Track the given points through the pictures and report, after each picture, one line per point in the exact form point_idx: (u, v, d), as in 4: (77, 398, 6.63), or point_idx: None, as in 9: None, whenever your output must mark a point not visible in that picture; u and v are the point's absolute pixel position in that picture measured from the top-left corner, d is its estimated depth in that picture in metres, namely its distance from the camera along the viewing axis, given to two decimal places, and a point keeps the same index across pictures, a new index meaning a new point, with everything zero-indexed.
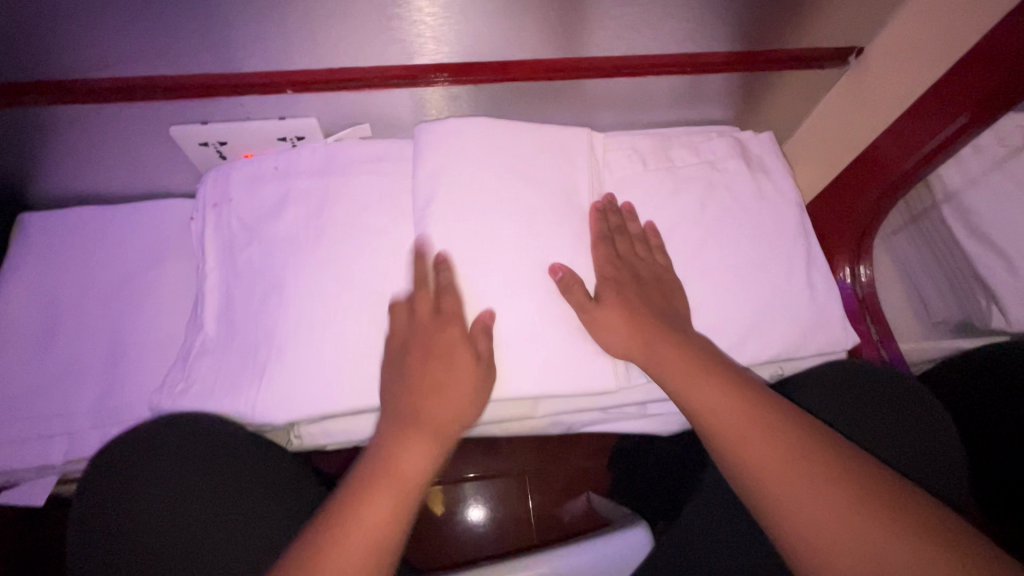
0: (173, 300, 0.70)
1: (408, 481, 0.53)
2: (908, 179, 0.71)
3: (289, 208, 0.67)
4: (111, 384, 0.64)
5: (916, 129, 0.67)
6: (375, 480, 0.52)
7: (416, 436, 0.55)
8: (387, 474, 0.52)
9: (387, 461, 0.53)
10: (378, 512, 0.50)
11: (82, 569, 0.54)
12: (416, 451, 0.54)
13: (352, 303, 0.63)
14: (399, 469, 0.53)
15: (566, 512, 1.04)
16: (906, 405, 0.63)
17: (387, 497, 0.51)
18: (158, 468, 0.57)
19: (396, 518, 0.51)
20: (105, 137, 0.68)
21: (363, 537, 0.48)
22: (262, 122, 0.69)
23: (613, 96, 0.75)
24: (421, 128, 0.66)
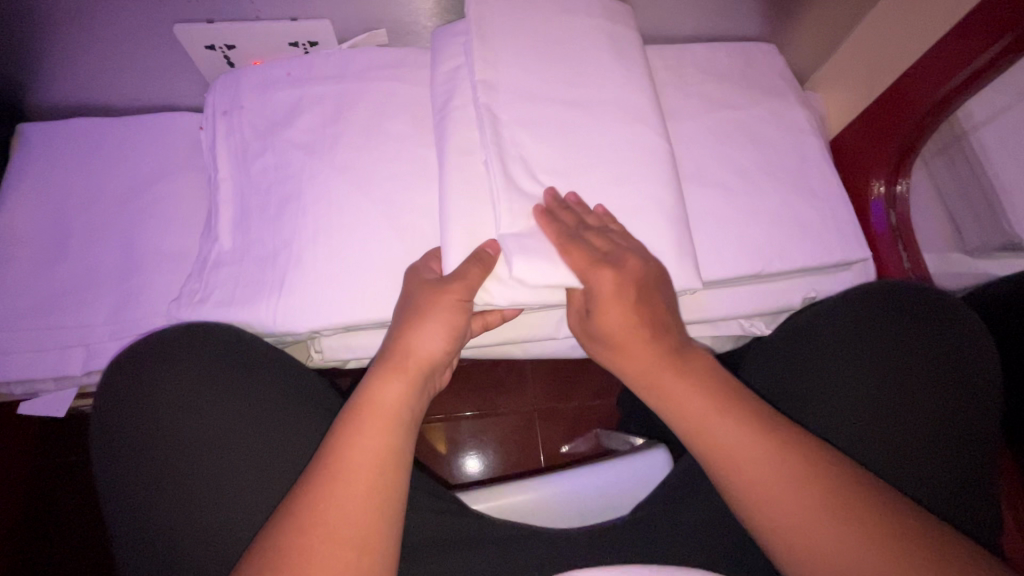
0: (185, 213, 0.67)
1: (393, 419, 0.47)
2: (941, 110, 0.63)
3: (302, 114, 0.63)
4: (127, 296, 0.63)
5: (956, 58, 0.60)
6: (353, 420, 0.47)
7: (394, 373, 0.49)
8: (366, 414, 0.47)
9: (367, 402, 0.48)
10: (367, 452, 0.45)
11: (105, 473, 0.53)
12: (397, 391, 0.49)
13: (368, 219, 0.59)
14: (378, 406, 0.47)
15: (573, 446, 1.05)
16: (938, 361, 0.57)
17: (374, 437, 0.46)
18: (173, 378, 0.54)
19: (385, 455, 0.45)
20: (105, 36, 0.63)
21: (351, 477, 0.43)
22: (272, 23, 0.63)
23: (644, 5, 0.70)
24: (447, 30, 0.61)
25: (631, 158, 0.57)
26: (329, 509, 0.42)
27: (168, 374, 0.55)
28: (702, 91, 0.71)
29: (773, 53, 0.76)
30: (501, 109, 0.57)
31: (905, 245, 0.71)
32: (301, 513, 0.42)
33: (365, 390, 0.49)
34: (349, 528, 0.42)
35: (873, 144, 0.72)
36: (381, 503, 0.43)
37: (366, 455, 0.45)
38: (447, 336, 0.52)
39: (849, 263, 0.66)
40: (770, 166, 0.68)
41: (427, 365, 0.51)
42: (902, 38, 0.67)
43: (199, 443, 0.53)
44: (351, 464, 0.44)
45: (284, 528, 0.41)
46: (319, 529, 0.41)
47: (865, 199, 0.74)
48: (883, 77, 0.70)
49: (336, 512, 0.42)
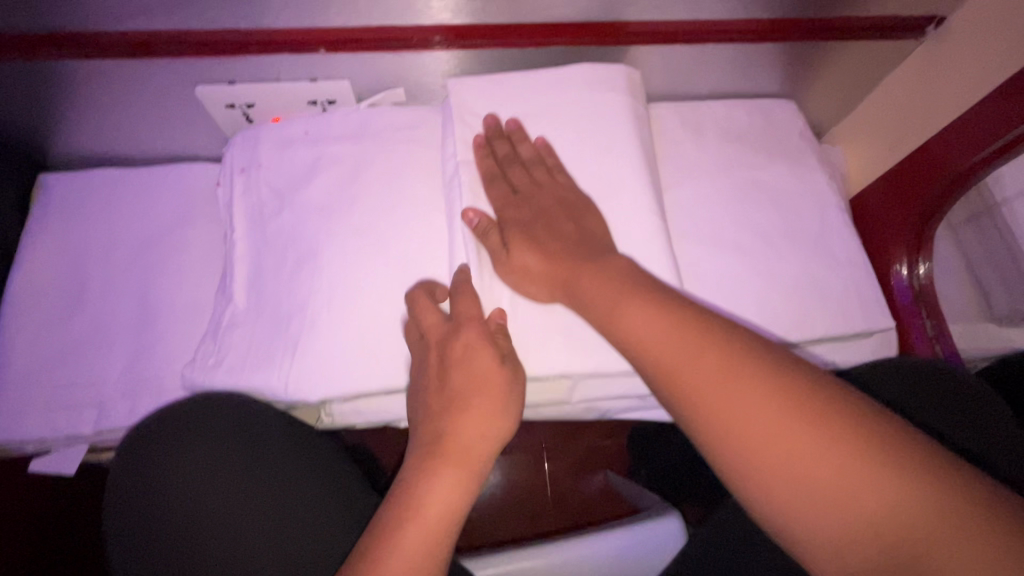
0: (200, 269, 0.67)
1: (442, 521, 0.44)
2: (966, 181, 0.62)
3: (320, 174, 0.63)
4: (140, 354, 0.63)
5: (980, 130, 0.59)
6: (397, 520, 0.44)
7: (453, 470, 0.46)
8: (413, 514, 0.44)
9: (414, 500, 0.45)
10: (405, 557, 0.42)
11: (118, 551, 0.52)
12: (449, 490, 0.45)
13: (381, 286, 0.59)
14: (426, 507, 0.44)
15: (582, 490, 1.03)
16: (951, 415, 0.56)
17: (418, 541, 0.42)
18: (190, 454, 0.55)
19: (427, 562, 0.42)
20: (126, 95, 0.64)
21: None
22: (292, 84, 0.64)
23: (663, 64, 0.69)
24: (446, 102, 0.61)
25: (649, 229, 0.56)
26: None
27: (184, 450, 0.55)
28: (721, 151, 0.70)
29: (792, 110, 0.75)
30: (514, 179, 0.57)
31: (930, 313, 0.69)
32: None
33: (416, 488, 0.45)
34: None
35: (894, 208, 0.71)
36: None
37: (408, 562, 0.41)
38: (487, 423, 0.48)
39: (871, 333, 0.64)
40: (789, 229, 0.67)
41: (484, 462, 0.48)
42: (925, 103, 0.67)
43: (214, 522, 0.52)
44: (387, 569, 0.41)
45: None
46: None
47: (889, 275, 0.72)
48: (907, 139, 0.70)
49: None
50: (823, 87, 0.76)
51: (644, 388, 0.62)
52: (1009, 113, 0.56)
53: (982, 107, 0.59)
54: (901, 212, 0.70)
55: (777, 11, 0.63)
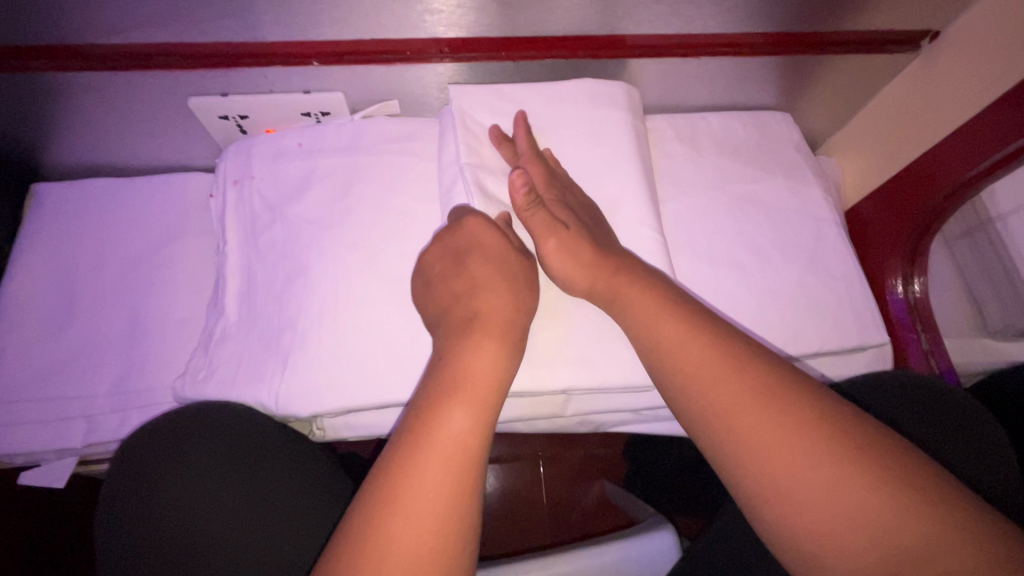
0: (193, 280, 0.67)
1: (461, 451, 0.40)
2: (961, 195, 0.62)
3: (313, 186, 0.63)
4: (131, 366, 0.62)
5: (975, 143, 0.59)
6: (411, 449, 0.39)
7: (460, 400, 0.42)
8: (427, 446, 0.39)
9: (426, 431, 0.40)
10: (433, 489, 0.37)
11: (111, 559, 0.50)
12: (461, 421, 0.41)
13: (373, 299, 0.58)
14: (440, 437, 0.40)
15: (577, 499, 1.03)
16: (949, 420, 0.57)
17: (441, 473, 0.38)
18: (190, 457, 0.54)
19: (455, 494, 0.38)
20: (120, 106, 0.63)
21: (416, 519, 0.36)
22: (286, 96, 0.64)
23: (658, 76, 0.69)
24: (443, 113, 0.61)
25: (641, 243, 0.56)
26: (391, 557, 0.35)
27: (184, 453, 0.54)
28: (716, 164, 0.70)
29: (788, 122, 0.75)
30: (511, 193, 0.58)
31: (924, 327, 0.68)
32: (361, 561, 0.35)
33: (424, 418, 0.41)
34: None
35: (890, 221, 0.71)
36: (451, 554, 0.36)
37: (432, 497, 0.37)
38: (494, 358, 0.46)
39: (866, 347, 0.64)
40: (784, 242, 0.66)
41: (492, 389, 0.44)
42: (919, 117, 0.67)
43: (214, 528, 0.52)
44: (415, 502, 0.37)
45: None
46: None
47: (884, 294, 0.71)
48: (902, 152, 0.70)
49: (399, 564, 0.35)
50: (819, 100, 0.76)
51: (637, 403, 0.62)
52: (1003, 128, 0.56)
53: (977, 121, 0.59)
54: (896, 225, 0.69)
55: (772, 25, 0.63)
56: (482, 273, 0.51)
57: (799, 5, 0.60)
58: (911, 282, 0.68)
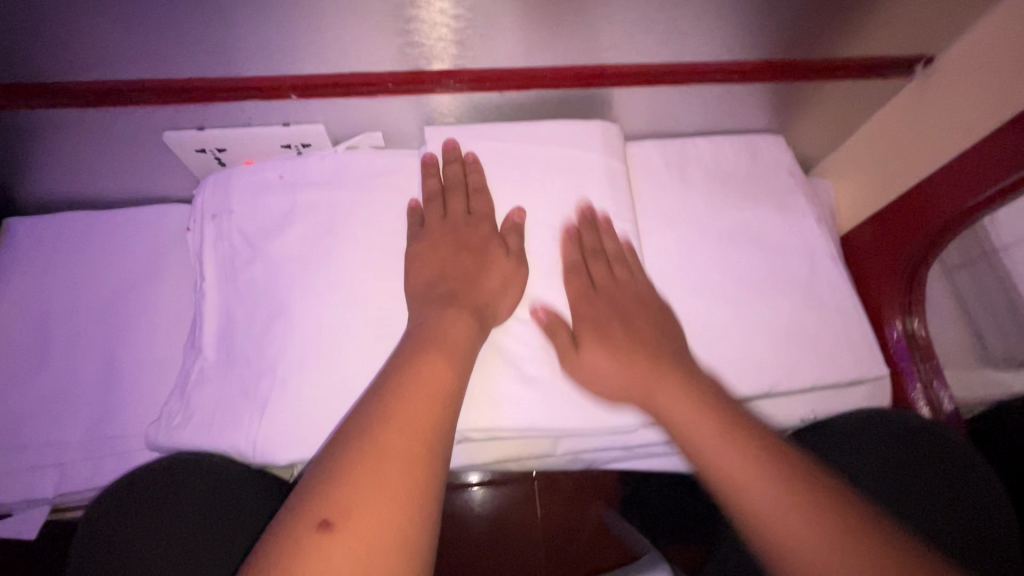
0: (171, 319, 0.65)
1: (413, 464, 0.37)
2: (960, 223, 0.60)
3: (295, 223, 0.61)
4: (105, 411, 0.60)
5: (976, 170, 0.58)
6: (352, 459, 0.37)
7: (412, 410, 0.40)
8: (353, 507, 0.34)
9: (372, 442, 0.38)
10: (385, 481, 0.36)
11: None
12: (410, 433, 0.39)
13: (354, 341, 0.56)
14: (387, 450, 0.37)
15: (576, 524, 1.00)
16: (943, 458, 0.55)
17: (384, 484, 0.35)
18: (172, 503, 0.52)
19: (406, 487, 0.36)
20: (93, 141, 0.61)
21: (364, 508, 0.34)
22: (265, 129, 0.62)
23: (647, 104, 0.68)
24: (428, 154, 0.61)
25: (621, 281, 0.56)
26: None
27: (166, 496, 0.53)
28: (706, 193, 0.68)
29: (781, 147, 0.73)
30: (494, 234, 0.57)
31: (923, 358, 0.66)
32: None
33: (366, 432, 0.38)
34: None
35: (885, 249, 0.69)
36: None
37: (374, 516, 0.34)
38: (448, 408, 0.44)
39: (863, 380, 0.62)
40: (777, 273, 0.65)
41: (447, 394, 0.43)
42: (915, 144, 0.66)
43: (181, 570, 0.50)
44: (351, 514, 0.34)
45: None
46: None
47: (882, 328, 0.69)
48: (897, 178, 0.68)
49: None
50: (812, 123, 0.74)
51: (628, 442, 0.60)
52: (1004, 158, 0.55)
53: (979, 147, 0.58)
54: (892, 252, 0.68)
55: (763, 53, 0.62)
56: (458, 323, 0.49)
57: (791, 33, 0.59)
58: (908, 318, 0.67)
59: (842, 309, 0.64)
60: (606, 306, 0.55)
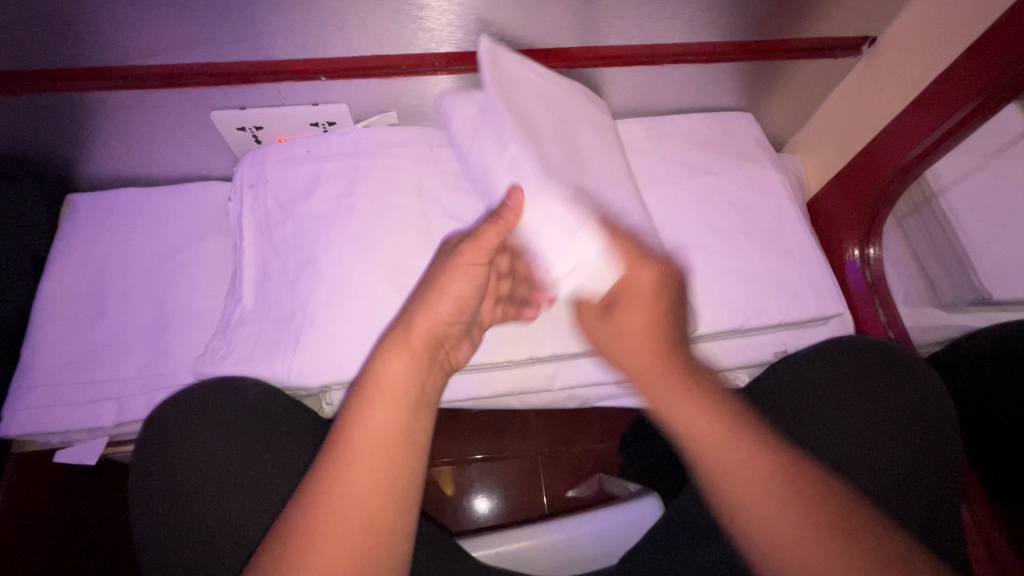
0: (212, 276, 0.73)
1: (383, 475, 0.40)
2: (907, 175, 0.68)
3: (321, 186, 0.70)
4: (157, 352, 0.69)
5: (917, 126, 0.66)
6: (325, 476, 0.40)
7: (379, 427, 0.42)
8: (343, 478, 0.40)
9: (360, 429, 0.42)
10: (368, 460, 0.41)
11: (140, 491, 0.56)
12: (376, 450, 0.41)
13: (374, 282, 0.64)
14: (373, 431, 0.42)
15: (578, 492, 1.04)
16: (915, 406, 0.58)
17: (353, 506, 0.39)
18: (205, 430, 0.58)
19: (392, 471, 0.41)
20: (148, 121, 0.71)
21: (350, 484, 0.40)
22: (297, 108, 0.72)
23: (628, 84, 0.77)
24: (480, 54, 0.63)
25: None
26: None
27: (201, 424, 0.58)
28: (684, 160, 0.77)
29: (751, 121, 0.82)
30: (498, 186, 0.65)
31: (882, 301, 0.75)
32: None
33: (337, 448, 0.42)
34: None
35: (846, 207, 0.77)
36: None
37: None
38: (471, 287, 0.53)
39: (825, 318, 0.70)
40: (749, 228, 0.73)
41: (406, 400, 0.44)
42: (868, 114, 0.74)
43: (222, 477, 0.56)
44: (331, 529, 0.38)
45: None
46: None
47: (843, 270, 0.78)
48: (852, 145, 0.77)
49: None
50: (778, 101, 0.83)
51: (618, 373, 0.68)
52: (938, 113, 0.63)
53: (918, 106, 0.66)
54: (853, 208, 0.76)
55: (726, 35, 0.71)
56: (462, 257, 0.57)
57: (748, 17, 0.68)
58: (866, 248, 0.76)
59: (804, 256, 0.72)
60: None
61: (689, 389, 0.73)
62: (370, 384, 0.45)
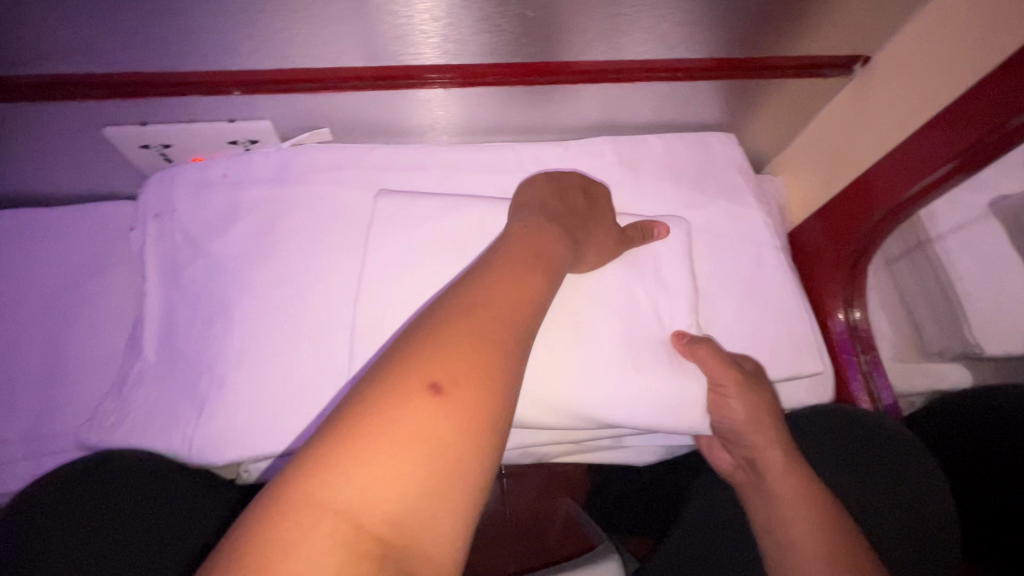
0: (113, 317, 0.64)
1: (481, 376, 0.33)
2: (899, 215, 0.62)
3: (237, 220, 0.60)
4: (44, 411, 0.59)
5: (913, 164, 0.59)
6: (439, 327, 0.35)
7: (500, 295, 0.38)
8: (423, 367, 0.32)
9: (464, 315, 0.36)
10: (455, 355, 0.33)
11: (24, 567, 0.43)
12: (498, 310, 0.37)
13: (296, 335, 0.56)
14: (483, 324, 0.35)
15: (543, 519, 1.00)
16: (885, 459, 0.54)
17: (472, 365, 0.33)
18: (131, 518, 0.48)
19: (482, 373, 0.33)
20: (31, 137, 0.61)
21: (459, 382, 0.32)
22: (209, 125, 0.62)
23: (599, 101, 0.68)
24: None
25: (560, 282, 0.58)
26: (393, 433, 0.30)
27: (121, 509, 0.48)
28: (657, 189, 0.69)
29: (733, 142, 0.73)
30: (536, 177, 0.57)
31: (864, 349, 0.68)
32: (347, 439, 0.30)
33: (438, 340, 0.34)
34: (381, 518, 0.28)
35: (830, 243, 0.71)
36: (445, 499, 0.29)
37: (385, 487, 0.28)
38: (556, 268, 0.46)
39: (803, 373, 0.64)
40: (722, 272, 0.66)
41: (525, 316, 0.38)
42: (856, 145, 0.67)
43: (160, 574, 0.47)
44: (457, 380, 0.32)
45: (268, 527, 0.27)
46: (324, 531, 0.27)
47: (826, 321, 0.71)
48: (839, 177, 0.70)
49: (392, 451, 0.29)
50: (761, 122, 0.75)
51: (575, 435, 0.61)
52: (940, 150, 0.56)
53: (914, 140, 0.59)
54: (837, 246, 0.69)
55: (710, 50, 0.62)
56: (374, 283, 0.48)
57: (733, 33, 0.59)
58: (850, 310, 0.69)
59: (784, 301, 0.66)
60: (546, 303, 0.57)
61: (653, 444, 0.67)
62: (501, 267, 0.40)
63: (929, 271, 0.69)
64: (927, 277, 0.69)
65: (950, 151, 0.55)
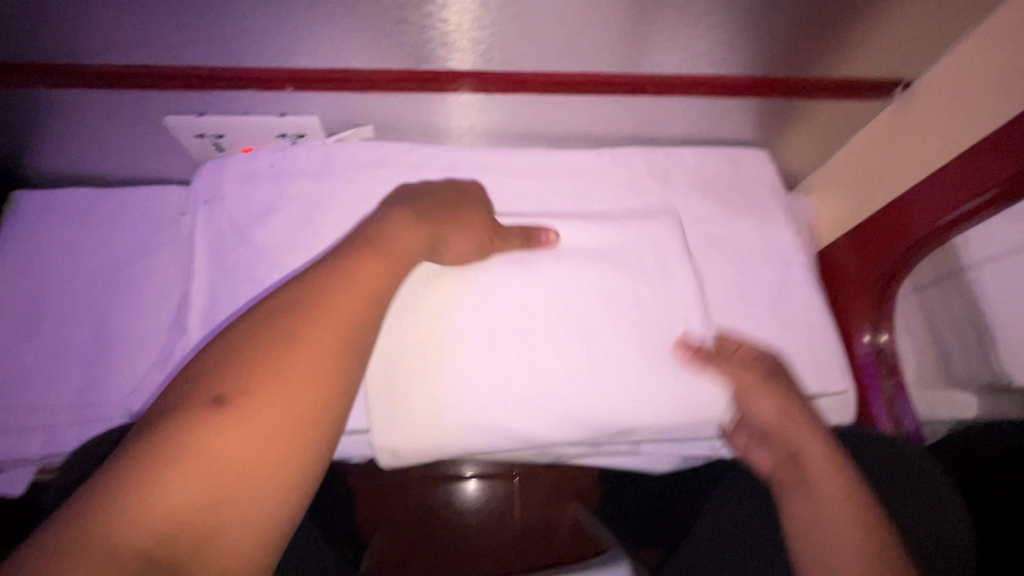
0: (160, 295, 0.67)
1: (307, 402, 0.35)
2: (932, 242, 0.62)
3: (283, 210, 0.64)
4: (94, 380, 0.63)
5: (949, 192, 0.59)
6: (279, 328, 0.36)
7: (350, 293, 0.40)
8: (265, 365, 0.35)
9: (286, 324, 0.37)
10: (298, 370, 0.35)
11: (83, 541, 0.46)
12: (349, 320, 0.39)
13: None
14: (319, 328, 0.37)
15: (552, 522, 1.01)
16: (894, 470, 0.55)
17: (302, 372, 0.35)
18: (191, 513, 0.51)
19: (326, 384, 0.36)
20: (98, 123, 0.64)
21: (272, 396, 0.34)
22: (261, 118, 0.65)
23: (634, 113, 0.70)
24: None
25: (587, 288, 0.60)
26: (196, 449, 0.31)
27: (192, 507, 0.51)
28: (686, 202, 0.70)
29: (765, 160, 0.74)
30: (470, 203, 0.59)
31: (889, 373, 0.68)
32: (162, 453, 0.31)
33: (282, 334, 0.36)
34: (168, 517, 0.29)
35: (858, 266, 0.71)
36: (261, 507, 0.32)
37: (188, 496, 0.30)
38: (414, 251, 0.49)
39: (825, 393, 0.64)
40: (747, 287, 0.67)
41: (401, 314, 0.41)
42: (891, 169, 0.67)
43: None
44: (244, 392, 0.34)
45: (79, 529, 0.28)
46: (123, 541, 0.28)
47: (851, 342, 0.71)
48: (872, 200, 0.70)
49: (210, 455, 0.31)
50: (796, 141, 0.76)
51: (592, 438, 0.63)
52: (977, 180, 0.56)
53: (951, 168, 0.59)
54: (867, 269, 0.69)
55: (749, 68, 0.63)
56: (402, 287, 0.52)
57: (773, 52, 0.60)
58: (877, 333, 0.69)
59: (810, 321, 0.66)
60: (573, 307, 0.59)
61: (669, 454, 0.67)
62: (355, 260, 0.42)
63: (958, 299, 0.68)
64: (955, 304, 0.69)
65: (987, 182, 0.55)
